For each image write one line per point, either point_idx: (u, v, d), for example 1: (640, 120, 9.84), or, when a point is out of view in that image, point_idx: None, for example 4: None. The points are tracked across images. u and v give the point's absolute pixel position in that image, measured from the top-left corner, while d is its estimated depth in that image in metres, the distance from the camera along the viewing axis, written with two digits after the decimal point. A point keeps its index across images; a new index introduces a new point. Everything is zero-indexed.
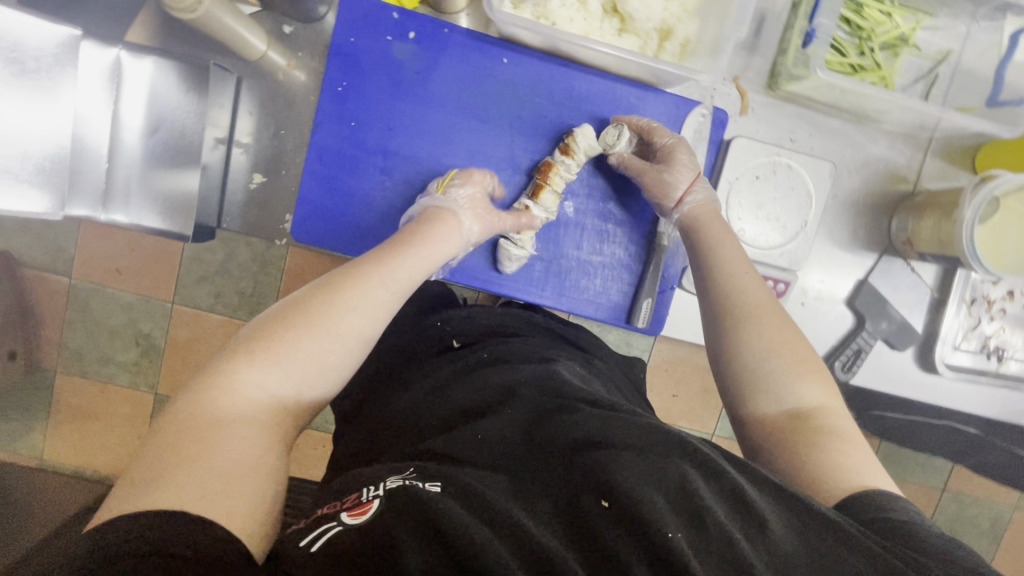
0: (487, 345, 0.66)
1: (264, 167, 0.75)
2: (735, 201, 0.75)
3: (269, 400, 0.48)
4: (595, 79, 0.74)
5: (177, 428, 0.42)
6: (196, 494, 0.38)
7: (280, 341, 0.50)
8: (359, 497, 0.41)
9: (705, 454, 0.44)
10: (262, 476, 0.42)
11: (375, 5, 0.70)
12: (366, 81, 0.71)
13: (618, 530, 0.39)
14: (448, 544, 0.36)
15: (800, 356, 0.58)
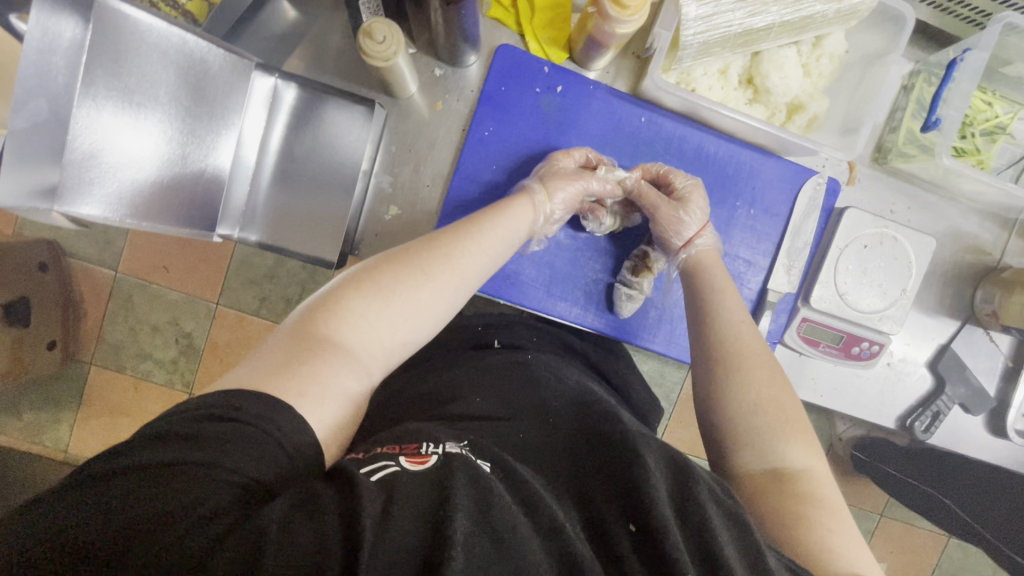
0: (521, 350, 0.70)
1: (401, 201, 0.77)
2: (843, 266, 0.79)
3: (368, 337, 0.52)
4: (723, 142, 0.77)
5: (296, 334, 0.49)
6: (298, 395, 0.45)
7: (391, 281, 0.55)
8: (417, 448, 0.45)
9: (739, 515, 0.45)
10: (329, 428, 0.47)
11: (527, 58, 0.74)
12: (511, 127, 0.75)
13: (640, 552, 0.41)
14: (488, 517, 0.38)
15: (787, 414, 0.59)
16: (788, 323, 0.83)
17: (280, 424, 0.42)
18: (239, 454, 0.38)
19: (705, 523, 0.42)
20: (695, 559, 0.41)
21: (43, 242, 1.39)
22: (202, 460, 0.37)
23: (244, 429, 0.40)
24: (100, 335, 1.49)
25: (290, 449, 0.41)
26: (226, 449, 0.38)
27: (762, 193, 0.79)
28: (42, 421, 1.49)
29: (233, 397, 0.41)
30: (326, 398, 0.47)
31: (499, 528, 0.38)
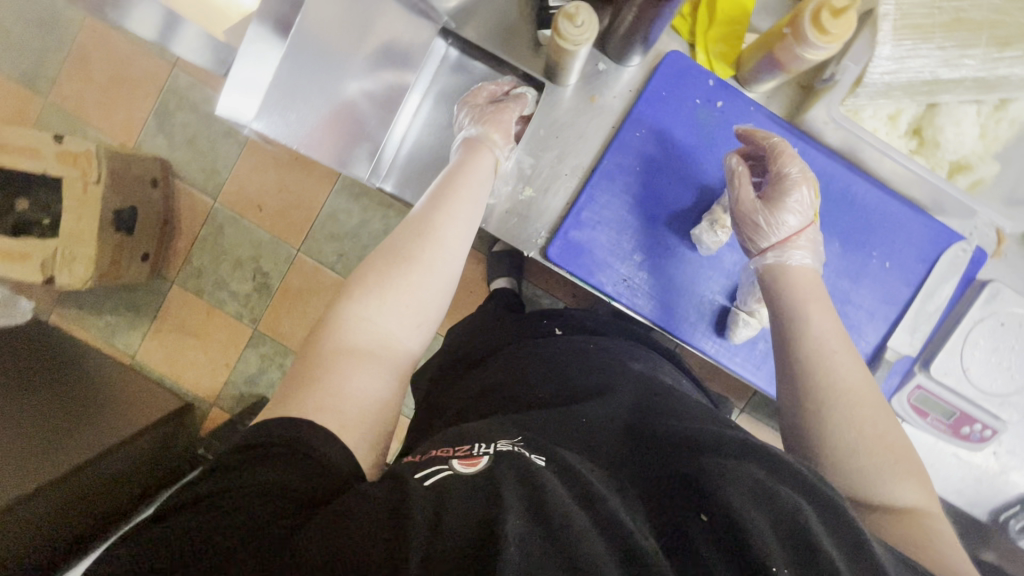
0: (588, 353, 0.68)
1: (536, 184, 0.78)
2: (973, 339, 0.76)
3: (375, 331, 0.56)
4: (873, 189, 0.75)
5: (308, 358, 0.52)
6: (315, 406, 0.46)
7: (377, 278, 0.58)
8: (470, 450, 0.44)
9: (829, 501, 0.40)
10: (365, 420, 0.48)
11: (695, 68, 0.74)
12: (664, 133, 0.76)
13: (718, 543, 0.37)
14: (541, 511, 0.36)
15: (897, 457, 0.53)
16: (899, 387, 0.80)
17: (315, 439, 0.42)
18: (290, 472, 0.40)
19: (804, 521, 0.38)
20: (785, 549, 0.36)
21: (158, 160, 1.48)
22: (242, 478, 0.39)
23: (285, 456, 0.41)
24: (187, 257, 1.57)
25: (329, 461, 0.42)
26: (277, 476, 0.39)
27: (902, 248, 0.76)
28: (118, 324, 1.58)
29: (272, 429, 0.42)
30: (364, 393, 0.50)
31: (554, 518, 0.35)
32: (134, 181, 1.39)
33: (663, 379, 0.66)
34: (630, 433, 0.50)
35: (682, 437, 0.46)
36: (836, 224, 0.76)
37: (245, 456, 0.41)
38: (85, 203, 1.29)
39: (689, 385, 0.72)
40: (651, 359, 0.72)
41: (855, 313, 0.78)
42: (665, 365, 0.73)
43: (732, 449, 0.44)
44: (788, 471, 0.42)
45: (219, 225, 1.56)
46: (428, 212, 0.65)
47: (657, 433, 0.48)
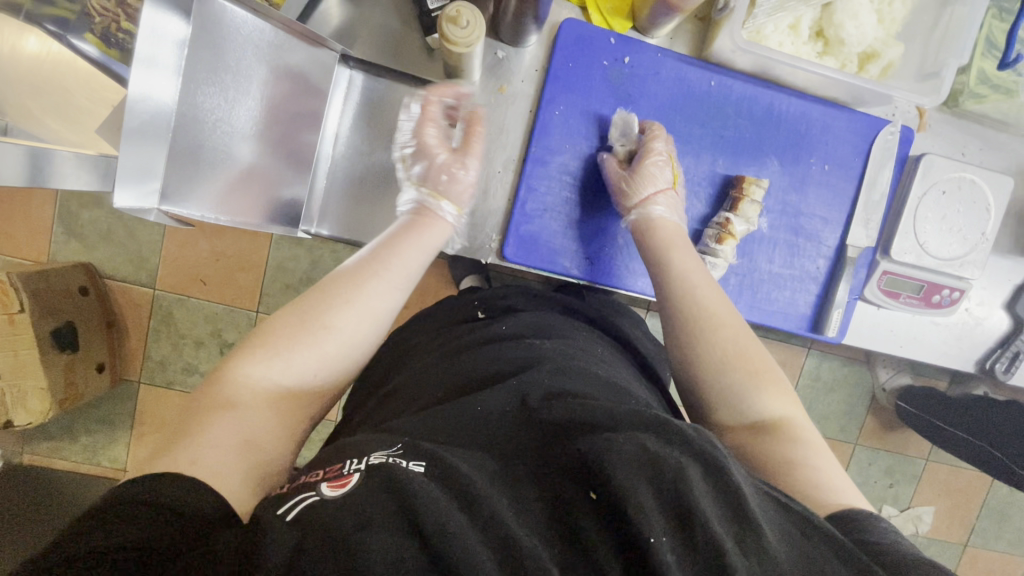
0: (490, 335, 0.64)
1: (473, 191, 0.76)
2: (922, 214, 0.79)
3: (272, 387, 0.50)
4: (794, 99, 0.76)
5: (198, 403, 0.48)
6: (192, 460, 0.43)
7: (288, 337, 0.53)
8: (340, 469, 0.40)
9: (715, 456, 0.39)
10: (243, 484, 0.44)
11: (592, 30, 0.72)
12: (581, 103, 0.74)
13: (601, 522, 0.36)
14: (417, 529, 0.33)
15: (754, 367, 0.57)
16: (868, 277, 0.82)
17: (187, 496, 0.39)
18: (156, 527, 0.36)
19: (688, 489, 0.36)
20: (670, 520, 0.35)
21: (79, 265, 1.38)
22: (108, 538, 0.34)
23: (148, 514, 0.37)
24: (145, 354, 1.49)
25: (197, 516, 0.38)
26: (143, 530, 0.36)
27: (835, 148, 0.78)
28: (96, 442, 1.50)
29: (150, 482, 0.39)
30: (234, 450, 0.45)
31: (429, 532, 0.33)
32: (61, 297, 1.30)
33: (580, 347, 0.63)
34: (513, 404, 0.45)
35: (574, 403, 0.43)
36: (770, 143, 0.77)
37: (111, 509, 0.37)
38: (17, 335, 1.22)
39: (610, 348, 0.68)
40: (580, 339, 0.65)
41: (810, 222, 0.79)
42: (587, 343, 0.66)
43: (622, 414, 0.41)
44: (674, 429, 0.40)
45: (168, 311, 1.48)
46: (373, 260, 0.61)
47: (541, 407, 0.44)
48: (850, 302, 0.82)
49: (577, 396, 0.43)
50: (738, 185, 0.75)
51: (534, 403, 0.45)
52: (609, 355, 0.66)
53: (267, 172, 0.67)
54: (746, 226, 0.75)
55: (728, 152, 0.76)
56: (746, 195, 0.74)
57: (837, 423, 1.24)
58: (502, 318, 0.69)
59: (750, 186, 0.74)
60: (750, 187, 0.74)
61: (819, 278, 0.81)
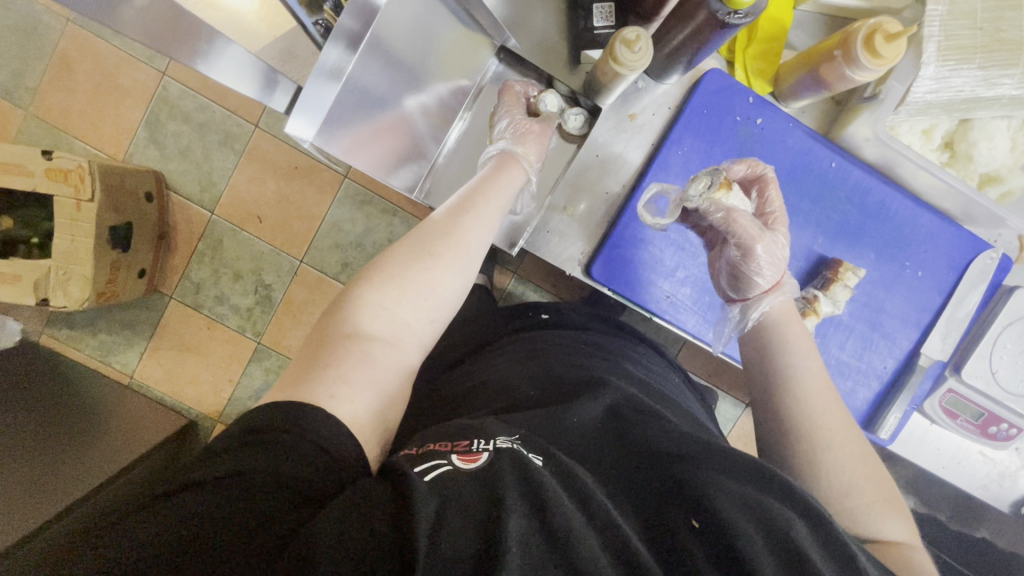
0: (575, 347, 0.69)
1: (580, 203, 0.78)
2: (1002, 344, 0.78)
3: (378, 326, 0.55)
4: (907, 201, 0.77)
5: (320, 334, 0.54)
6: (330, 394, 0.48)
7: (403, 269, 0.57)
8: (468, 446, 0.44)
9: (816, 506, 0.42)
10: (372, 420, 0.50)
11: (734, 84, 0.74)
12: (713, 147, 0.76)
13: (704, 547, 0.40)
14: (547, 519, 0.36)
15: (880, 483, 0.54)
16: (930, 390, 0.82)
17: (324, 433, 0.44)
18: (289, 464, 0.41)
19: (796, 536, 0.40)
20: (779, 562, 0.39)
21: (151, 173, 1.42)
22: (236, 465, 0.40)
23: (278, 448, 0.42)
24: (184, 273, 1.52)
25: (329, 455, 0.43)
26: (262, 462, 0.41)
27: (933, 257, 0.79)
28: (113, 344, 1.52)
29: (277, 413, 0.44)
30: (344, 385, 0.49)
31: (556, 528, 0.36)
32: (128, 197, 1.34)
33: (653, 378, 0.68)
34: (608, 420, 0.51)
35: (664, 436, 0.47)
36: (871, 235, 0.78)
37: (242, 441, 0.43)
38: (78, 221, 1.24)
39: (669, 369, 0.77)
40: (637, 355, 0.74)
41: (890, 322, 0.80)
42: (650, 364, 0.73)
43: (727, 456, 0.45)
44: (776, 479, 0.43)
45: (218, 239, 1.51)
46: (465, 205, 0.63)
47: (636, 426, 0.49)
48: (909, 410, 0.81)
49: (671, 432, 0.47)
50: (834, 267, 0.76)
51: (627, 424, 0.50)
52: (671, 384, 0.71)
53: (400, 128, 0.72)
54: (833, 309, 0.76)
55: (830, 234, 0.78)
56: (838, 278, 0.75)
57: None
58: (573, 334, 0.73)
59: (845, 270, 0.75)
60: (845, 272, 0.75)
61: (884, 377, 0.81)
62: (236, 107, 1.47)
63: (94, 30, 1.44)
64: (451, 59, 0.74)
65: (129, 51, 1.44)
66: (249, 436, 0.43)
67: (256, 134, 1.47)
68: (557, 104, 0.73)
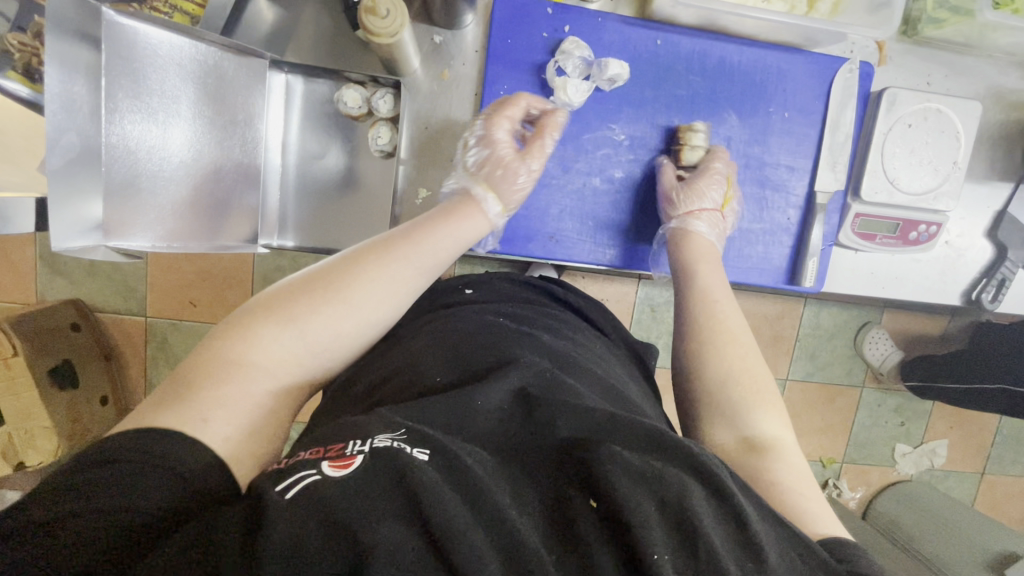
0: (478, 315, 0.65)
1: (429, 183, 0.74)
2: (890, 150, 0.76)
3: (290, 356, 0.47)
4: (745, 48, 0.74)
5: (197, 364, 0.44)
6: (201, 417, 0.40)
7: (302, 308, 0.49)
8: (343, 448, 0.39)
9: (719, 478, 0.40)
10: (242, 419, 0.42)
11: (528, 0, 0.70)
12: (530, 74, 0.72)
13: (600, 527, 0.37)
14: (427, 520, 0.34)
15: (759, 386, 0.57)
16: (841, 223, 0.80)
17: (185, 455, 0.37)
18: (154, 494, 0.35)
19: (694, 512, 0.38)
20: (668, 540, 0.37)
21: (68, 302, 1.37)
22: (85, 504, 0.33)
23: (154, 475, 0.35)
24: (146, 381, 1.48)
25: (208, 489, 0.37)
26: (125, 499, 0.34)
27: (794, 93, 0.76)
28: None
29: (134, 445, 0.37)
30: (235, 414, 0.42)
31: (436, 523, 0.33)
32: (52, 335, 1.29)
33: (568, 340, 0.64)
34: (509, 410, 0.45)
35: (566, 406, 0.43)
36: (726, 96, 0.75)
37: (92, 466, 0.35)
38: (13, 377, 1.21)
39: (584, 328, 0.73)
40: (555, 323, 0.69)
41: (775, 174, 0.78)
42: (577, 332, 0.70)
43: (622, 426, 0.42)
44: (677, 447, 0.41)
45: (162, 337, 1.46)
46: (390, 240, 0.57)
47: (543, 404, 0.45)
48: (825, 250, 0.80)
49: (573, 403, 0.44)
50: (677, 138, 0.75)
51: (534, 399, 0.46)
52: (589, 339, 0.69)
53: (212, 189, 0.64)
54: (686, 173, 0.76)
55: (684, 111, 0.75)
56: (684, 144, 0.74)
57: (842, 368, 1.23)
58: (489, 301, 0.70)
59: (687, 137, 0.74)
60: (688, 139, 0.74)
61: (791, 230, 0.79)
62: None
63: None
64: (230, 89, 0.62)
65: None
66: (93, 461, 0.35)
67: None
68: (359, 97, 0.69)
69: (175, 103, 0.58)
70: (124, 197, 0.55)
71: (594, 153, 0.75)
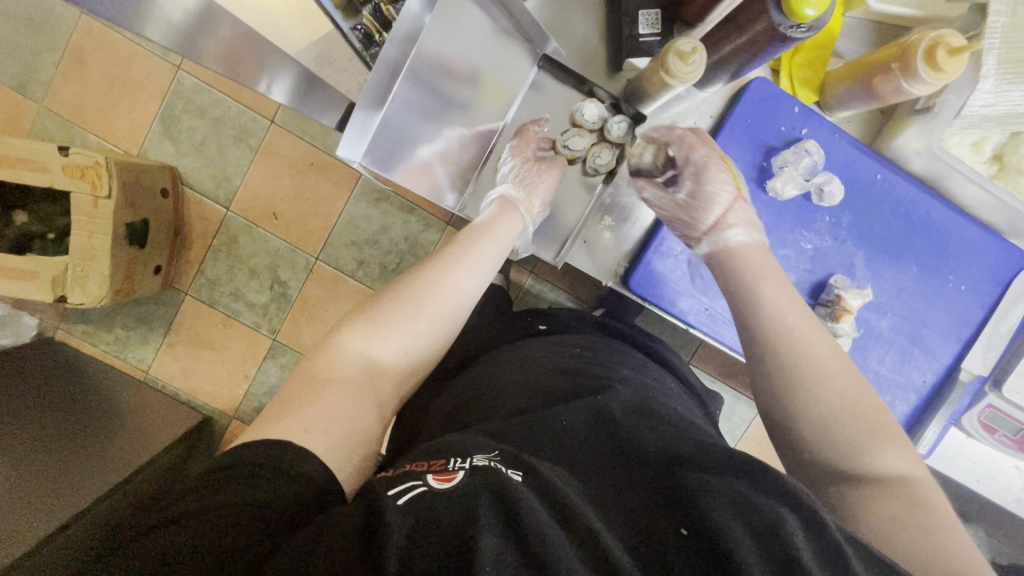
0: (565, 351, 0.71)
1: (615, 213, 0.78)
2: None
3: (366, 363, 0.56)
4: (952, 213, 0.76)
5: (297, 383, 0.53)
6: (303, 429, 0.48)
7: (386, 315, 0.59)
8: (445, 464, 0.45)
9: (815, 512, 0.41)
10: (343, 438, 0.49)
11: (780, 92, 0.72)
12: (749, 156, 0.74)
13: (697, 556, 0.40)
14: (524, 539, 0.37)
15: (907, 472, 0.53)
16: (969, 406, 0.80)
17: (296, 463, 0.44)
18: (272, 489, 0.42)
19: (790, 541, 0.39)
20: (765, 559, 0.39)
21: (167, 167, 1.37)
22: (219, 496, 0.41)
23: (272, 479, 0.43)
24: (200, 269, 1.47)
25: (309, 483, 0.44)
26: (255, 492, 0.41)
27: (976, 271, 0.77)
28: (129, 339, 1.48)
29: (251, 451, 0.44)
30: (332, 421, 0.50)
31: (532, 538, 0.37)
32: (145, 193, 1.28)
33: (650, 382, 0.68)
34: (591, 426, 0.50)
35: (652, 437, 0.48)
36: (915, 248, 0.77)
37: (231, 469, 0.43)
38: (95, 218, 1.19)
39: (668, 378, 0.78)
40: (643, 364, 0.76)
41: (929, 336, 0.79)
42: (652, 370, 0.77)
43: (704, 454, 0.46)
44: (766, 475, 0.44)
45: (234, 235, 1.46)
46: (449, 255, 0.65)
47: (628, 428, 0.49)
48: (948, 425, 0.80)
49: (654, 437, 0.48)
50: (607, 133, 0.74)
51: (617, 425, 0.50)
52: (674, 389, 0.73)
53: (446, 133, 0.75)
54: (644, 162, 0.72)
55: (873, 246, 0.76)
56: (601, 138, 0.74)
57: None
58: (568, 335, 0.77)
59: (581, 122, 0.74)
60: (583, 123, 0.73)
61: (922, 391, 0.80)
62: (251, 101, 1.41)
63: (108, 21, 1.38)
64: (495, 70, 0.75)
65: (143, 43, 1.38)
66: (223, 465, 0.43)
67: (272, 129, 1.42)
68: (598, 114, 0.73)
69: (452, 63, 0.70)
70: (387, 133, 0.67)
71: (780, 250, 0.76)
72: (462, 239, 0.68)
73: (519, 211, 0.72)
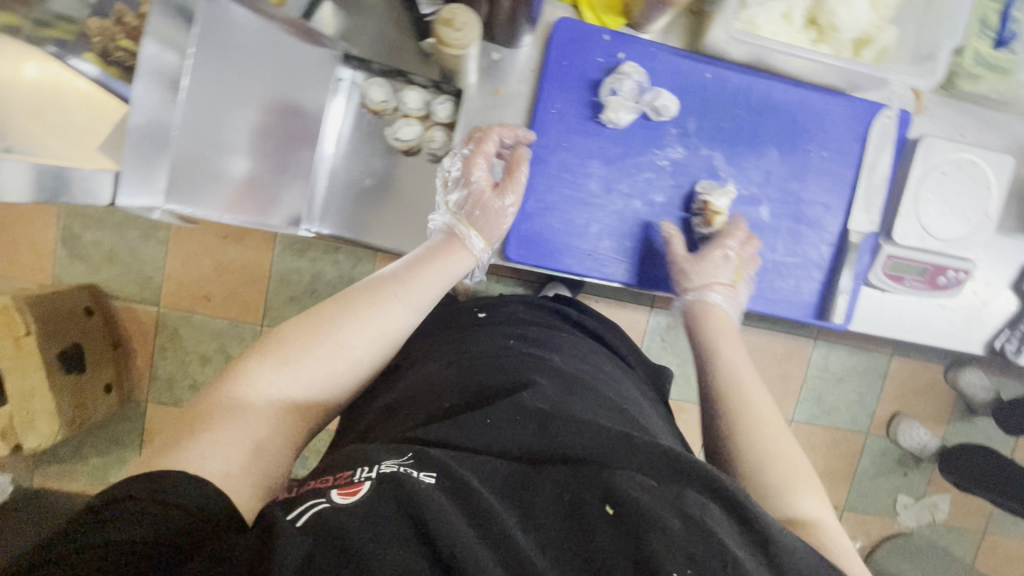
0: (500, 334, 0.68)
1: (473, 192, 0.76)
2: (924, 196, 0.78)
3: (281, 395, 0.51)
4: (791, 88, 0.76)
5: (205, 404, 0.49)
6: (201, 454, 0.45)
7: (298, 349, 0.53)
8: (350, 477, 0.43)
9: (722, 484, 0.44)
10: (254, 467, 0.47)
11: (585, 26, 0.72)
12: (576, 95, 0.74)
13: (620, 535, 0.39)
14: (429, 541, 0.37)
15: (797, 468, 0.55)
16: (871, 263, 0.81)
17: (193, 492, 0.41)
18: (166, 522, 0.38)
19: (712, 528, 0.40)
20: (691, 548, 0.39)
21: (85, 287, 1.29)
22: (110, 533, 0.37)
23: (152, 510, 0.39)
24: (152, 371, 1.38)
25: (210, 509, 0.40)
26: (151, 523, 0.38)
27: (832, 135, 0.78)
28: (106, 463, 1.40)
29: (149, 479, 0.41)
30: (235, 446, 0.46)
31: (443, 550, 0.36)
32: (67, 319, 1.20)
33: (587, 363, 0.64)
34: (521, 417, 0.48)
35: (584, 428, 0.46)
36: (767, 131, 0.77)
37: (124, 501, 0.39)
38: (23, 358, 1.12)
39: (596, 348, 0.72)
40: (570, 344, 0.69)
41: (811, 209, 0.79)
42: (588, 346, 0.71)
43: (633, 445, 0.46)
44: (694, 467, 0.45)
45: (173, 330, 1.37)
46: (395, 281, 0.61)
47: (557, 420, 0.47)
48: (856, 288, 0.81)
49: (589, 423, 0.47)
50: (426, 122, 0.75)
51: (547, 416, 0.48)
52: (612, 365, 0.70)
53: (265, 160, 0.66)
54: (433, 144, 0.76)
55: (726, 142, 0.77)
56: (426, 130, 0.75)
57: (848, 414, 1.26)
58: (504, 321, 0.72)
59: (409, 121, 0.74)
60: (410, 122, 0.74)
61: (823, 265, 0.81)
62: None
63: None
64: (298, 80, 0.66)
65: None
66: (116, 497, 0.40)
67: None
68: (419, 100, 0.72)
69: (254, 86, 0.61)
70: (188, 163, 0.56)
71: (635, 173, 0.76)
72: (404, 268, 0.64)
73: (463, 247, 0.69)
